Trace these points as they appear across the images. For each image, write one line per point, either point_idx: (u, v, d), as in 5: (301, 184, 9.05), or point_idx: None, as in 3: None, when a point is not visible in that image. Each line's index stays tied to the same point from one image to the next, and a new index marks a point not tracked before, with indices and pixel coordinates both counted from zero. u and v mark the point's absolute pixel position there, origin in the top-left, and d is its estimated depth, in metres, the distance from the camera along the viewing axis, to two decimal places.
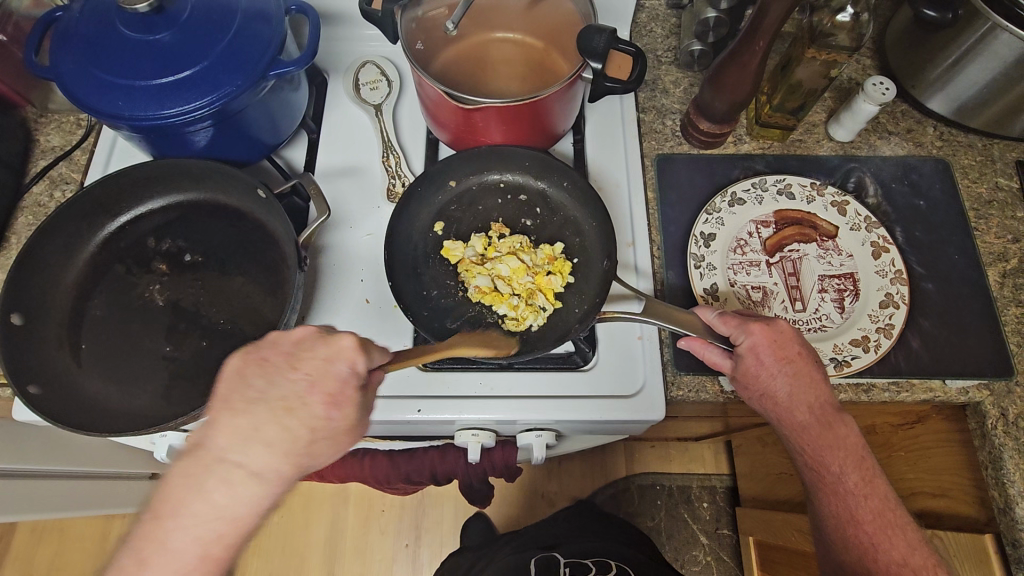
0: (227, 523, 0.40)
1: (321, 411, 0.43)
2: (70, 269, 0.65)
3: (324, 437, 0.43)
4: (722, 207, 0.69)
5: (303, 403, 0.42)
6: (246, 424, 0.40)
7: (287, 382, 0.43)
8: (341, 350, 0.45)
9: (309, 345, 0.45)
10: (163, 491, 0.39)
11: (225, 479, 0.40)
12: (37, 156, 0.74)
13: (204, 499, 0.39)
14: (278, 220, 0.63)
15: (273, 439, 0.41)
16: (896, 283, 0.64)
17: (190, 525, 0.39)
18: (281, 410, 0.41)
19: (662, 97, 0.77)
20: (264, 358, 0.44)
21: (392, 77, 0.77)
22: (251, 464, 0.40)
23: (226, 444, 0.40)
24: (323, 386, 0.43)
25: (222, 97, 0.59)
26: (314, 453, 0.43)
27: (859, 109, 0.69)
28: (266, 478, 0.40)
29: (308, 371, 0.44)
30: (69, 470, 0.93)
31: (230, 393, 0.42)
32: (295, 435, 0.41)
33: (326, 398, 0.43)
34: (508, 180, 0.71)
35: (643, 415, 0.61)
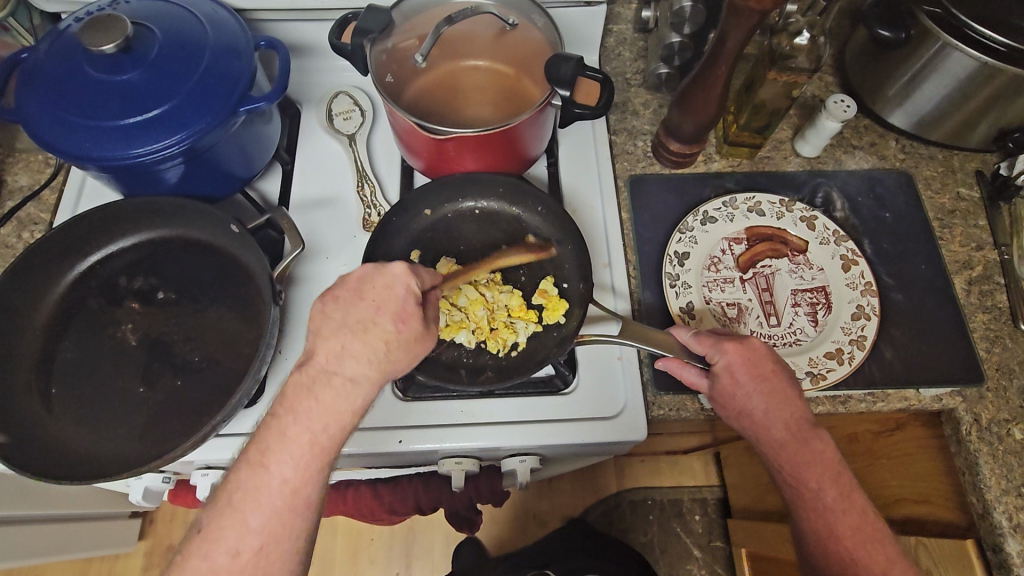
0: (332, 417, 0.47)
1: (390, 324, 0.51)
2: (39, 311, 0.64)
3: (398, 345, 0.51)
4: (695, 226, 0.70)
5: (375, 321, 0.51)
6: (337, 343, 0.49)
7: (359, 309, 0.51)
8: (396, 276, 0.53)
9: (367, 281, 0.52)
10: (280, 396, 0.48)
11: (329, 383, 0.48)
12: (5, 197, 0.73)
13: (314, 397, 0.47)
14: (252, 254, 0.63)
15: (360, 350, 0.49)
16: (867, 294, 0.65)
17: (303, 419, 0.46)
18: (361, 329, 0.50)
19: (632, 119, 0.79)
20: (337, 295, 0.52)
21: (365, 107, 0.78)
22: (347, 371, 0.49)
23: (325, 360, 0.49)
24: (389, 306, 0.52)
25: (192, 135, 0.59)
26: (393, 359, 0.51)
27: (822, 126, 0.71)
28: (361, 381, 0.49)
29: (374, 298, 0.52)
30: (44, 514, 0.91)
31: (320, 324, 0.51)
32: (375, 347, 0.50)
33: (393, 315, 0.51)
34: (483, 208, 0.71)
35: (625, 436, 0.61)
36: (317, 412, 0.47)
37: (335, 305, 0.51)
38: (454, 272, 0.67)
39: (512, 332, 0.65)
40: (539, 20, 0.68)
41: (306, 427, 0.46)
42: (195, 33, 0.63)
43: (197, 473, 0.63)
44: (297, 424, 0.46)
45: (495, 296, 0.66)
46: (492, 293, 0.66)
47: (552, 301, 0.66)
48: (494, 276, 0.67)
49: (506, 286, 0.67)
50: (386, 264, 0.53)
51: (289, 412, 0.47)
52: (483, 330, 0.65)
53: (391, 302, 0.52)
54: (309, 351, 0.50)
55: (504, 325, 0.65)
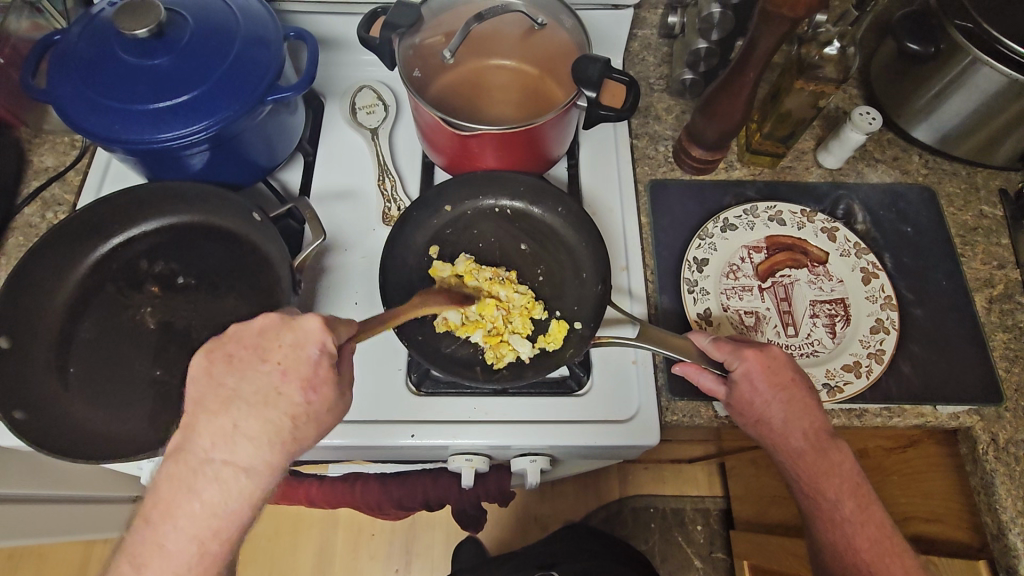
0: (222, 516, 0.43)
1: (299, 395, 0.46)
2: (60, 291, 0.64)
3: (306, 420, 0.46)
4: (715, 233, 0.70)
5: (279, 392, 0.46)
6: (226, 422, 0.44)
7: (259, 375, 0.46)
8: (308, 334, 0.47)
9: (274, 336, 0.48)
10: (154, 498, 0.43)
11: (216, 476, 0.43)
12: (30, 177, 0.74)
13: (197, 498, 0.43)
14: (273, 243, 0.63)
15: (255, 431, 0.44)
16: (886, 308, 0.65)
17: (185, 524, 0.43)
18: (259, 402, 0.45)
19: (654, 123, 0.79)
20: (231, 354, 0.47)
21: (389, 101, 0.78)
22: (238, 459, 0.44)
23: (209, 445, 0.44)
24: (297, 372, 0.46)
25: (219, 122, 0.60)
26: (298, 436, 0.46)
27: (847, 138, 0.70)
28: (255, 469, 0.44)
29: (278, 361, 0.47)
30: (52, 494, 0.91)
31: (204, 394, 0.46)
32: (277, 425, 0.45)
33: (302, 383, 0.46)
34: (504, 206, 0.71)
35: (638, 440, 0.61)
36: (201, 516, 0.43)
37: (229, 366, 0.47)
38: (468, 271, 0.67)
39: (511, 347, 0.64)
40: (568, 21, 0.68)
41: (190, 534, 0.43)
42: (226, 21, 0.63)
43: None
44: (179, 531, 0.42)
45: (508, 297, 0.66)
46: (504, 294, 0.66)
47: (557, 326, 0.65)
48: (508, 275, 0.67)
49: (521, 285, 0.67)
50: (298, 318, 0.48)
51: (167, 518, 0.43)
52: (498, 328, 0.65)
53: (299, 366, 0.47)
54: (187, 430, 0.45)
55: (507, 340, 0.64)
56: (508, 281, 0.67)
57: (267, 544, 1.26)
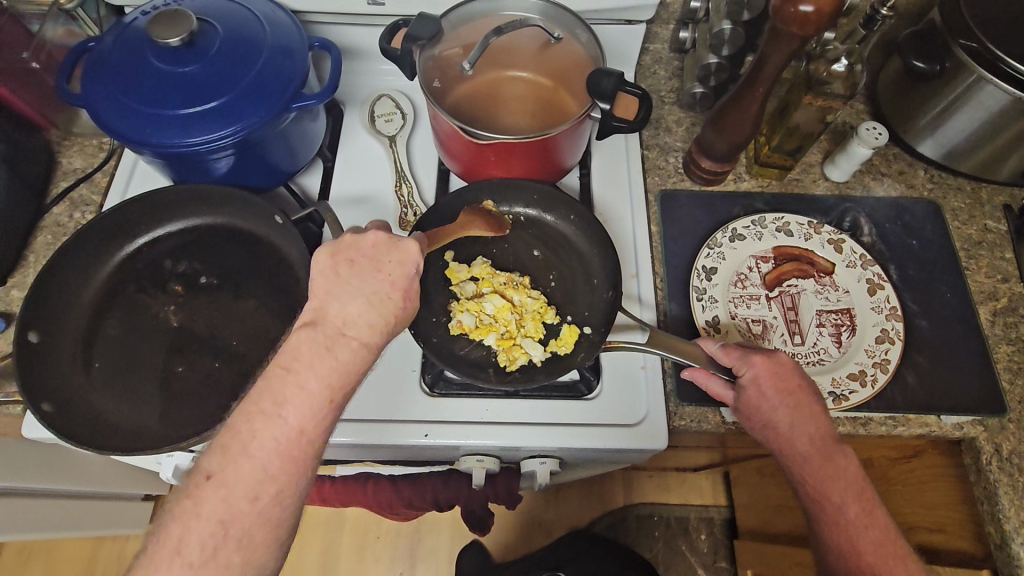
0: (331, 397, 0.44)
1: (400, 302, 0.50)
2: (87, 288, 0.66)
3: (400, 324, 0.50)
4: (723, 242, 0.71)
5: (388, 295, 0.49)
6: (345, 313, 0.47)
7: (372, 280, 0.49)
8: (410, 253, 0.51)
9: (384, 251, 0.51)
10: (272, 365, 0.44)
11: (342, 350, 0.46)
12: (59, 178, 0.76)
13: (331, 358, 0.45)
14: (295, 246, 0.66)
15: (374, 320, 0.48)
16: (891, 319, 0.66)
17: (325, 373, 0.44)
18: (375, 299, 0.48)
19: (665, 135, 0.81)
20: (353, 259, 0.50)
21: (406, 110, 0.80)
22: (360, 338, 0.47)
23: (340, 323, 0.47)
24: (401, 284, 0.50)
25: (246, 128, 0.62)
26: (394, 336, 0.50)
27: (854, 152, 0.72)
28: (369, 355, 0.47)
29: (389, 273, 0.50)
30: (67, 488, 0.93)
31: (330, 287, 0.48)
32: (385, 322, 0.49)
33: (403, 293, 0.50)
34: (517, 213, 0.73)
35: (646, 444, 0.62)
36: (319, 391, 0.44)
37: (352, 269, 0.50)
38: (485, 275, 0.69)
39: (524, 351, 0.66)
40: (583, 35, 0.70)
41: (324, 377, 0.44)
42: (254, 31, 0.65)
43: None
44: (319, 378, 0.44)
45: (522, 301, 0.68)
46: (518, 298, 0.68)
47: (567, 330, 0.66)
48: (522, 281, 0.69)
49: (534, 290, 0.69)
50: (403, 236, 0.52)
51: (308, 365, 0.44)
52: (512, 330, 0.67)
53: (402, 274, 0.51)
54: (313, 318, 0.47)
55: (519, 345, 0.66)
56: (522, 286, 0.69)
57: None
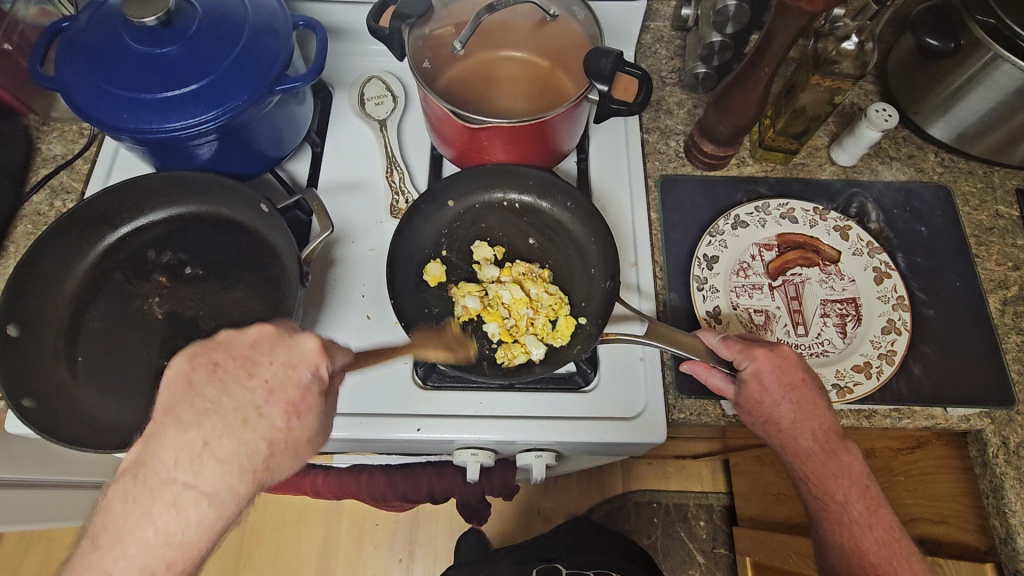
0: (177, 547, 0.39)
1: (282, 421, 0.43)
2: (68, 280, 0.64)
3: (284, 449, 0.43)
4: (725, 230, 0.69)
5: (260, 413, 0.43)
6: (195, 439, 0.40)
7: (242, 392, 0.43)
8: (303, 356, 0.46)
9: (267, 351, 0.45)
10: (102, 517, 0.40)
11: (174, 501, 0.39)
12: (38, 165, 0.74)
13: (152, 525, 0.39)
14: (281, 236, 0.63)
15: (227, 453, 0.41)
16: (898, 309, 0.64)
17: (135, 552, 0.39)
18: (234, 420, 0.42)
19: (666, 118, 0.78)
20: (219, 364, 0.44)
21: (397, 93, 0.77)
22: (202, 485, 0.40)
23: (173, 464, 0.40)
24: (282, 394, 0.44)
25: (227, 112, 0.59)
26: (273, 467, 0.43)
27: (862, 135, 0.69)
28: (220, 498, 0.40)
29: (266, 379, 0.44)
30: (59, 480, 0.93)
31: (176, 403, 0.41)
32: (253, 448, 0.42)
33: (286, 407, 0.43)
34: (513, 200, 0.70)
35: (644, 438, 0.61)
36: (153, 542, 0.39)
37: (211, 375, 0.43)
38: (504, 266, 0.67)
39: (524, 348, 0.64)
40: (580, 13, 0.66)
41: (138, 558, 0.39)
42: (234, 9, 0.62)
43: None
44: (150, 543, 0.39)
45: (537, 295, 0.66)
46: (534, 291, 0.66)
47: (563, 322, 0.64)
48: (541, 274, 0.67)
49: (552, 286, 0.67)
50: (298, 336, 0.46)
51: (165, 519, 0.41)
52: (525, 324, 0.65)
53: (290, 388, 0.44)
54: (149, 445, 0.41)
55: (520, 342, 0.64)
56: (541, 279, 0.67)
57: (272, 533, 1.27)
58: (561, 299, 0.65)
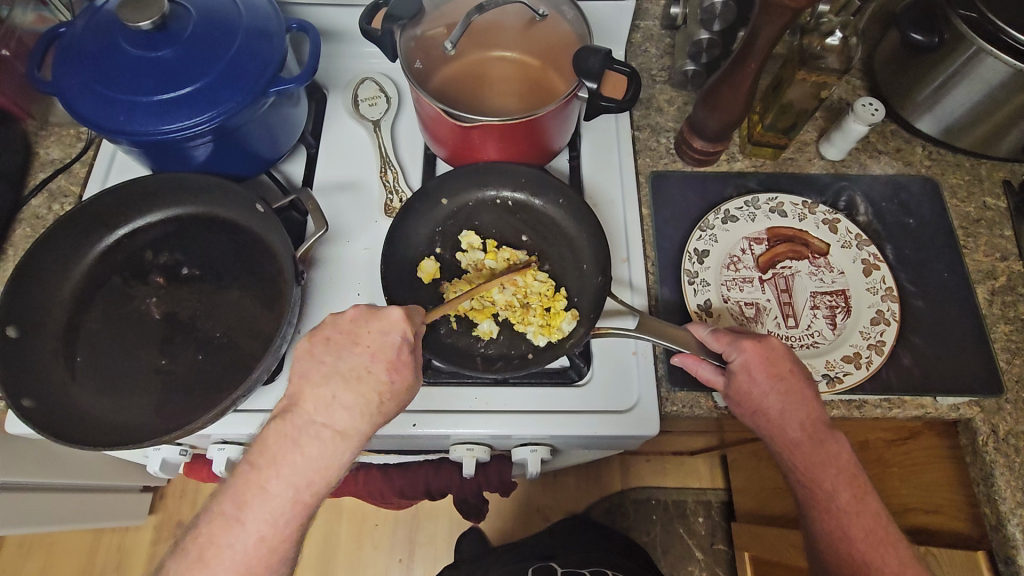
0: (318, 472, 0.47)
1: (384, 376, 0.50)
2: (66, 281, 0.65)
3: (389, 399, 0.50)
4: (716, 224, 0.69)
5: (369, 371, 0.50)
6: (326, 392, 0.49)
7: (352, 355, 0.50)
8: (392, 322, 0.51)
9: (363, 323, 0.51)
10: (258, 447, 0.48)
11: (316, 437, 0.48)
12: (36, 169, 0.74)
13: (299, 452, 0.47)
14: (276, 235, 0.64)
15: (349, 402, 0.49)
16: (887, 300, 0.65)
17: (286, 474, 0.47)
18: (352, 377, 0.49)
19: (656, 115, 0.79)
20: (329, 336, 0.51)
21: (391, 94, 0.78)
22: (336, 425, 0.48)
23: (312, 409, 0.48)
24: (383, 355, 0.50)
25: (222, 114, 0.60)
26: (384, 412, 0.50)
27: (849, 130, 0.70)
28: (349, 436, 0.49)
29: (368, 344, 0.50)
30: (58, 482, 0.93)
31: (307, 369, 0.50)
32: (367, 398, 0.49)
33: (387, 365, 0.50)
34: (505, 198, 0.71)
35: (637, 430, 0.62)
36: (302, 468, 0.47)
37: (327, 347, 0.51)
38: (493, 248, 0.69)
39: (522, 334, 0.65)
40: (569, 12, 0.67)
41: (289, 484, 0.47)
42: (228, 13, 0.63)
43: (214, 448, 0.65)
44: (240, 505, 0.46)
45: (527, 282, 0.67)
46: (524, 278, 0.67)
47: (554, 314, 0.65)
48: (528, 262, 0.68)
49: (541, 273, 0.67)
50: (384, 307, 0.51)
51: (267, 468, 0.47)
52: (514, 311, 0.66)
53: (388, 350, 0.50)
54: (294, 397, 0.49)
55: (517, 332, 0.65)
56: (529, 267, 0.67)
57: None
58: (556, 290, 0.67)
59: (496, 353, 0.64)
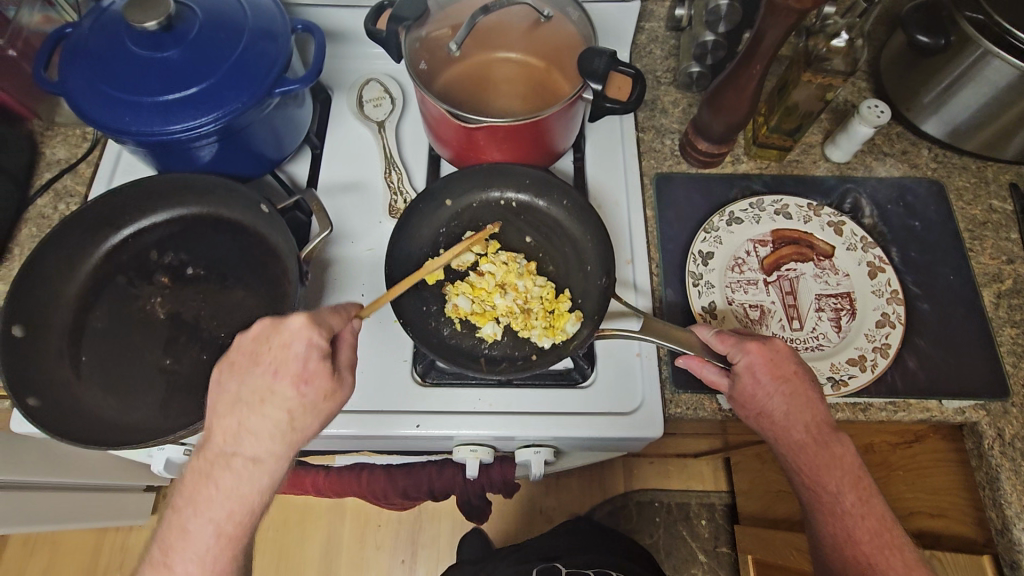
0: (237, 501, 0.47)
1: (292, 390, 0.48)
2: (72, 280, 0.65)
3: (303, 412, 0.49)
4: (720, 226, 0.69)
5: (273, 391, 0.48)
6: (233, 421, 0.48)
7: (255, 378, 0.49)
8: (294, 333, 0.49)
9: (265, 341, 0.49)
10: (183, 486, 0.48)
11: (231, 466, 0.47)
12: (42, 169, 0.75)
13: (217, 485, 0.47)
14: (280, 235, 0.64)
15: (257, 427, 0.48)
16: (893, 303, 0.65)
17: (206, 509, 0.47)
18: (257, 401, 0.48)
19: (661, 116, 0.79)
20: (234, 359, 0.50)
21: (396, 95, 0.78)
22: (246, 452, 0.48)
23: (223, 440, 0.48)
24: (287, 370, 0.49)
25: (227, 114, 0.60)
26: (299, 429, 0.49)
27: (855, 132, 0.70)
28: (263, 460, 0.48)
29: (269, 362, 0.49)
30: (62, 481, 0.94)
31: (217, 399, 0.49)
32: (276, 419, 0.48)
33: (293, 380, 0.48)
34: (510, 199, 0.71)
35: (641, 432, 0.61)
36: (219, 499, 0.47)
37: (232, 370, 0.50)
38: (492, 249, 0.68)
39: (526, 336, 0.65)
40: (574, 13, 0.68)
41: (210, 519, 0.47)
42: (234, 14, 0.63)
43: None
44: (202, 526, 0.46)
45: (527, 286, 0.67)
46: (524, 282, 0.67)
47: (558, 315, 0.65)
48: (527, 265, 0.67)
49: (540, 277, 0.67)
50: (282, 320, 0.50)
51: (191, 504, 0.47)
52: (515, 316, 0.65)
53: (290, 363, 0.49)
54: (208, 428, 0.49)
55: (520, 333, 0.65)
56: (528, 271, 0.67)
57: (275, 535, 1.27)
58: (560, 292, 0.67)
59: (499, 354, 0.64)
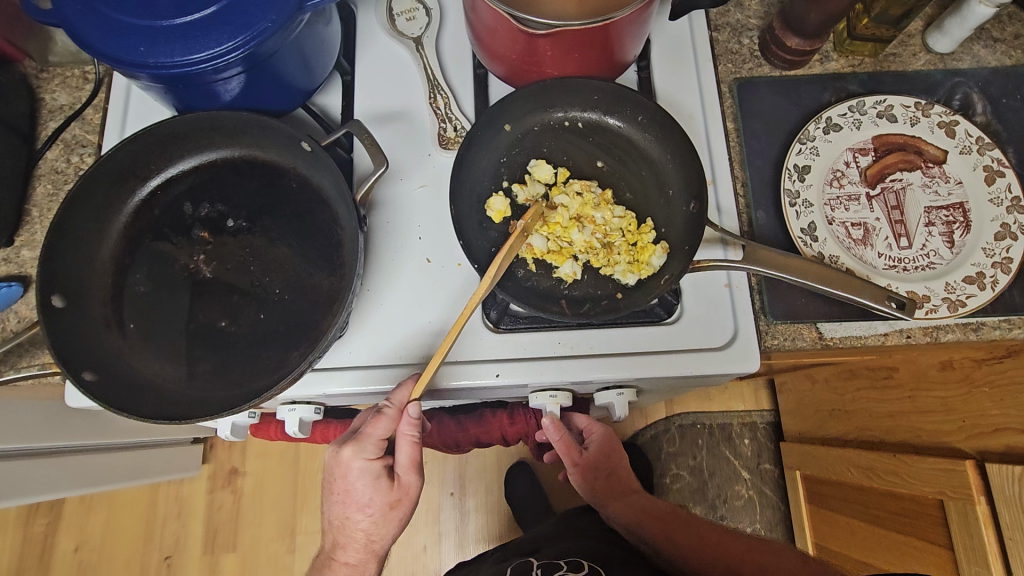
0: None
1: (359, 513, 0.57)
2: (104, 243, 0.59)
3: (376, 526, 0.58)
4: (816, 135, 0.61)
5: (349, 517, 0.57)
6: (334, 534, 0.60)
7: (336, 505, 0.57)
8: (348, 465, 0.54)
9: (333, 481, 0.56)
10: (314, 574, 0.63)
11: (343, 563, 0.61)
12: (46, 118, 0.67)
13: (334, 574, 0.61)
14: (328, 174, 0.57)
15: (351, 541, 0.59)
16: (1014, 211, 0.58)
17: None
18: (342, 523, 0.58)
19: (736, 11, 0.68)
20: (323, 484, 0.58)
21: (431, 5, 0.68)
22: (347, 558, 0.60)
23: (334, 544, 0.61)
24: (353, 502, 0.57)
25: (257, 36, 0.51)
26: (378, 538, 0.59)
27: (971, 14, 0.60)
28: (359, 556, 0.60)
29: (342, 494, 0.56)
30: (111, 443, 0.92)
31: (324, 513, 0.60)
32: (359, 535, 0.58)
33: (360, 505, 0.56)
34: (574, 118, 0.63)
35: (737, 367, 0.57)
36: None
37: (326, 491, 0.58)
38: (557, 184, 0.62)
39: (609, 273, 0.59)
40: None
41: None
42: None
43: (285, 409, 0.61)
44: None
45: (606, 218, 0.60)
46: (602, 214, 0.60)
47: (640, 247, 0.59)
48: (602, 194, 0.61)
49: (618, 205, 0.61)
50: (337, 454, 0.54)
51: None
52: (596, 253, 0.60)
53: (356, 491, 0.56)
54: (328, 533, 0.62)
55: (603, 270, 0.59)
56: (603, 201, 0.60)
57: None
58: (641, 220, 0.60)
59: (578, 295, 0.59)
